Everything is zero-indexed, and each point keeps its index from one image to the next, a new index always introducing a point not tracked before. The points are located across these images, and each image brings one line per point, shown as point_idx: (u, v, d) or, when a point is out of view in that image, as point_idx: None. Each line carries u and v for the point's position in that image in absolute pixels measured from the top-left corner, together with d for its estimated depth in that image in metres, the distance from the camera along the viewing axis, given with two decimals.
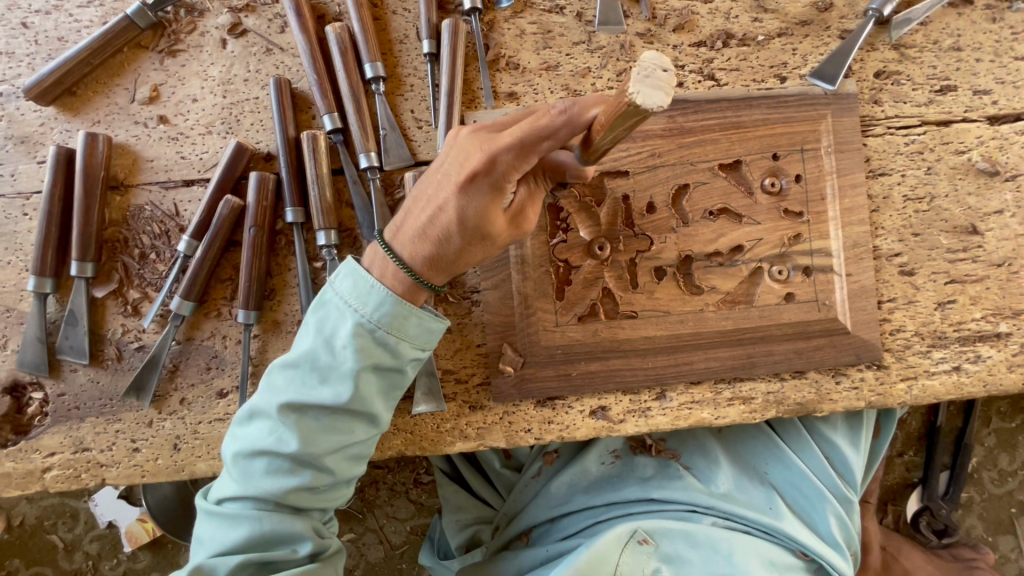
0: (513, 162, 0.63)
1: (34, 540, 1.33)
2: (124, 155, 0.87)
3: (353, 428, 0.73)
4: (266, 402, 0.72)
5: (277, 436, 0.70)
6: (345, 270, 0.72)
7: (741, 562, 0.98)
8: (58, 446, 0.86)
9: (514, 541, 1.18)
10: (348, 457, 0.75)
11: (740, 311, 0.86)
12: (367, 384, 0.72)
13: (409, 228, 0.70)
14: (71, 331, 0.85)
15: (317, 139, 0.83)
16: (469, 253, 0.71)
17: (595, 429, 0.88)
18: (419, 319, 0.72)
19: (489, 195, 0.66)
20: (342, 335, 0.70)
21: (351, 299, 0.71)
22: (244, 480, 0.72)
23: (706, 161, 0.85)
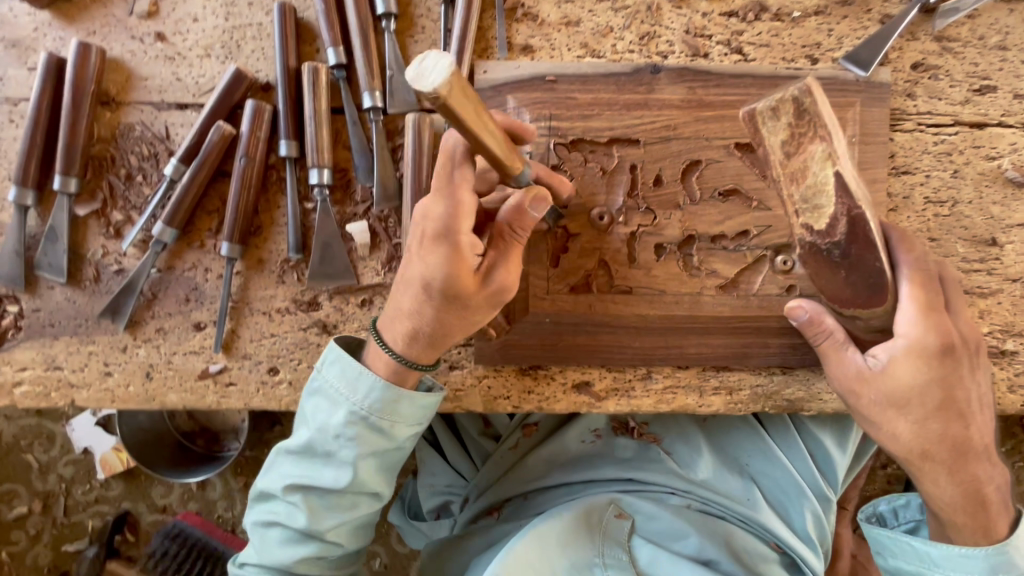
0: (457, 218, 0.65)
1: (10, 458, 1.33)
2: (116, 70, 0.83)
3: (357, 502, 0.77)
4: (274, 486, 0.78)
5: (289, 510, 0.76)
6: (336, 355, 0.76)
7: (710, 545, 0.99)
8: (30, 362, 0.84)
9: (482, 516, 1.17)
10: (353, 530, 0.79)
11: (739, 298, 0.82)
12: (364, 471, 0.75)
13: (393, 308, 0.75)
14: (50, 248, 0.82)
15: (318, 72, 0.79)
16: (444, 318, 0.71)
17: (576, 403, 0.86)
18: (410, 401, 0.75)
19: (447, 254, 0.66)
20: (334, 426, 0.74)
21: (343, 387, 0.74)
22: (263, 547, 0.78)
23: (722, 138, 0.81)
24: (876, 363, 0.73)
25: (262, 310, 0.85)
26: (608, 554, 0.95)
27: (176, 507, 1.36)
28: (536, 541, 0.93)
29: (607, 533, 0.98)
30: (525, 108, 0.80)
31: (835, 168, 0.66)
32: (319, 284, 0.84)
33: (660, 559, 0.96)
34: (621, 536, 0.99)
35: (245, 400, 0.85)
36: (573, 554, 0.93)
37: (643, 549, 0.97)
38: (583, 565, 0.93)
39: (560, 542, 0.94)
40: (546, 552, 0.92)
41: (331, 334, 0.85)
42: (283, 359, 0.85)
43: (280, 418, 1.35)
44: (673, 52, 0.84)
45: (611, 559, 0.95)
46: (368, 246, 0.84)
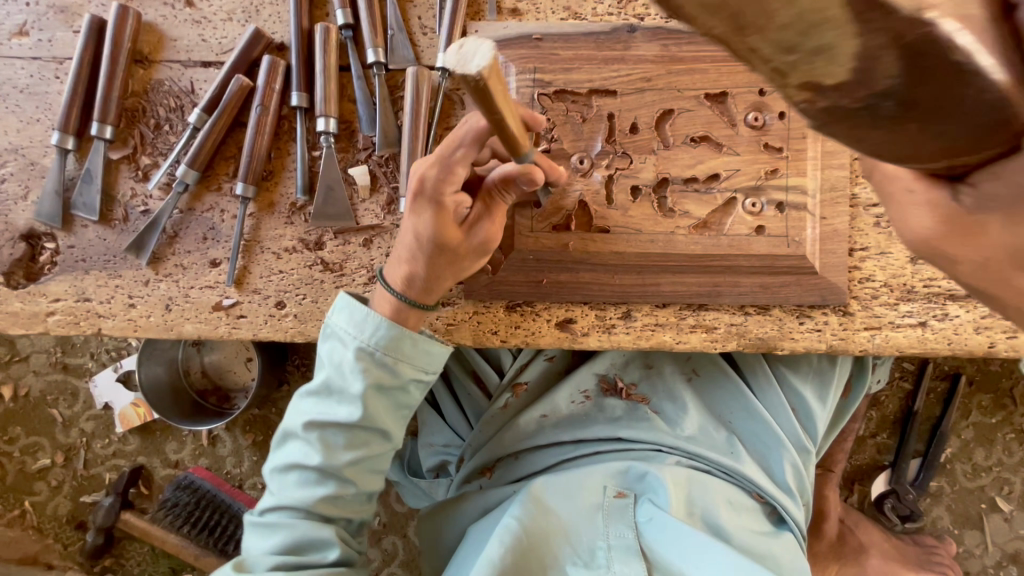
0: (441, 175, 0.72)
1: (37, 412, 1.42)
2: (150, 33, 0.93)
3: (369, 441, 0.82)
4: (293, 424, 0.82)
5: (304, 450, 0.80)
6: (346, 302, 0.82)
7: (703, 502, 1.00)
8: (63, 293, 0.93)
9: (476, 476, 1.18)
10: (365, 468, 0.83)
11: (709, 237, 0.88)
12: (374, 404, 0.80)
13: (392, 257, 0.82)
14: (85, 189, 0.92)
15: (329, 32, 0.89)
16: (438, 270, 0.78)
17: (559, 338, 0.92)
18: (417, 341, 0.80)
19: (432, 210, 0.74)
20: (347, 361, 0.79)
21: (354, 327, 0.80)
22: (281, 490, 0.82)
23: (693, 89, 0.88)
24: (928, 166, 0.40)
25: (272, 249, 0.93)
26: (611, 531, 0.96)
27: (188, 462, 1.43)
28: (535, 529, 0.94)
29: (609, 516, 0.98)
30: (513, 63, 0.88)
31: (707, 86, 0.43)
32: (322, 224, 0.92)
33: (663, 527, 0.96)
34: (625, 515, 0.98)
35: (254, 331, 0.92)
36: (575, 542, 0.95)
37: (648, 525, 0.97)
38: (586, 550, 0.94)
39: (559, 530, 0.95)
40: (546, 536, 0.94)
41: (333, 270, 0.92)
42: (289, 294, 0.92)
43: (286, 377, 1.41)
44: (650, 14, 0.92)
45: (616, 539, 0.95)
46: (368, 189, 0.92)
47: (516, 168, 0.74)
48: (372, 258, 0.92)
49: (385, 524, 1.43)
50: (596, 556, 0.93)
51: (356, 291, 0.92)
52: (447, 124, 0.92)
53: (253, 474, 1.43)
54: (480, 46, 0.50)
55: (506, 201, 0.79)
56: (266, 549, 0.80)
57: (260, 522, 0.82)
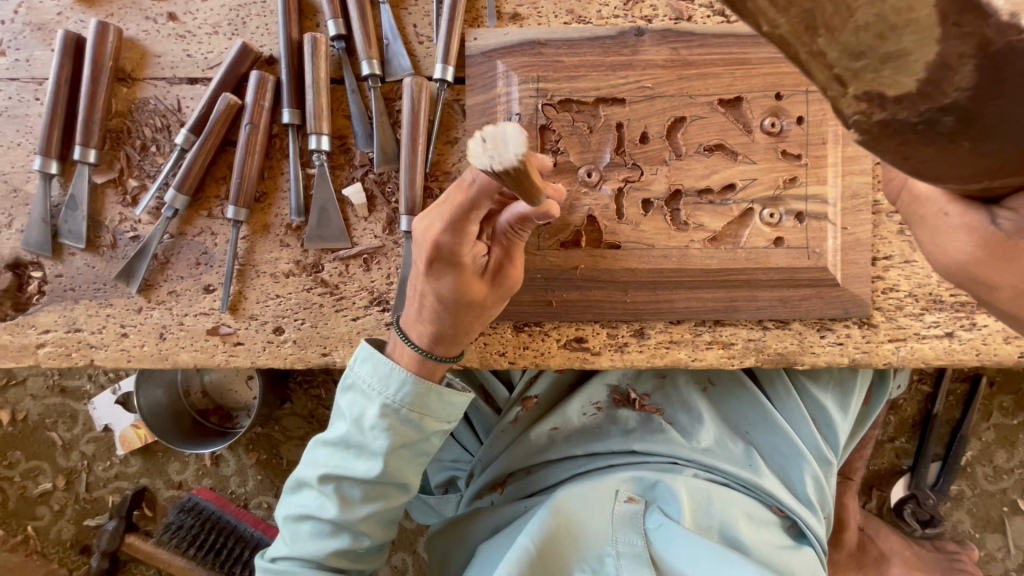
0: (453, 238, 0.67)
1: (36, 435, 1.39)
2: (132, 49, 0.89)
3: (387, 494, 0.79)
4: (309, 473, 0.78)
5: (319, 502, 0.77)
6: (365, 355, 0.78)
7: (719, 513, 0.97)
8: (52, 324, 0.89)
9: (487, 491, 1.14)
10: (381, 520, 0.80)
11: (725, 251, 0.84)
12: (396, 460, 0.76)
13: (411, 314, 0.77)
14: (71, 215, 0.88)
15: (318, 43, 0.83)
16: (465, 325, 0.75)
17: (570, 358, 0.88)
18: (441, 396, 0.76)
19: (453, 271, 0.70)
20: (369, 418, 0.75)
21: (376, 382, 0.75)
22: (293, 540, 0.79)
23: (705, 95, 0.83)
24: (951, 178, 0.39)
25: (268, 272, 0.89)
26: (621, 539, 0.92)
27: (192, 483, 1.40)
28: (548, 538, 0.89)
29: (619, 522, 0.94)
30: (514, 71, 0.83)
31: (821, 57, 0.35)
32: (318, 246, 0.88)
33: (674, 537, 0.92)
34: (635, 521, 0.94)
35: (252, 358, 0.89)
36: (583, 549, 0.91)
37: (658, 532, 0.93)
38: (595, 557, 0.90)
39: (569, 533, 0.91)
40: (556, 546, 0.89)
41: (333, 293, 0.88)
42: (288, 319, 0.88)
43: (289, 395, 1.38)
44: (658, 16, 0.87)
45: (624, 546, 0.91)
46: (365, 208, 0.88)
47: (531, 209, 0.66)
48: (372, 280, 0.88)
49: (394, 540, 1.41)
50: (605, 564, 0.89)
51: (357, 314, 0.88)
52: (447, 137, 0.88)
53: (258, 493, 1.40)
54: (506, 131, 0.50)
55: (523, 238, 0.72)
56: None
57: (271, 569, 0.79)
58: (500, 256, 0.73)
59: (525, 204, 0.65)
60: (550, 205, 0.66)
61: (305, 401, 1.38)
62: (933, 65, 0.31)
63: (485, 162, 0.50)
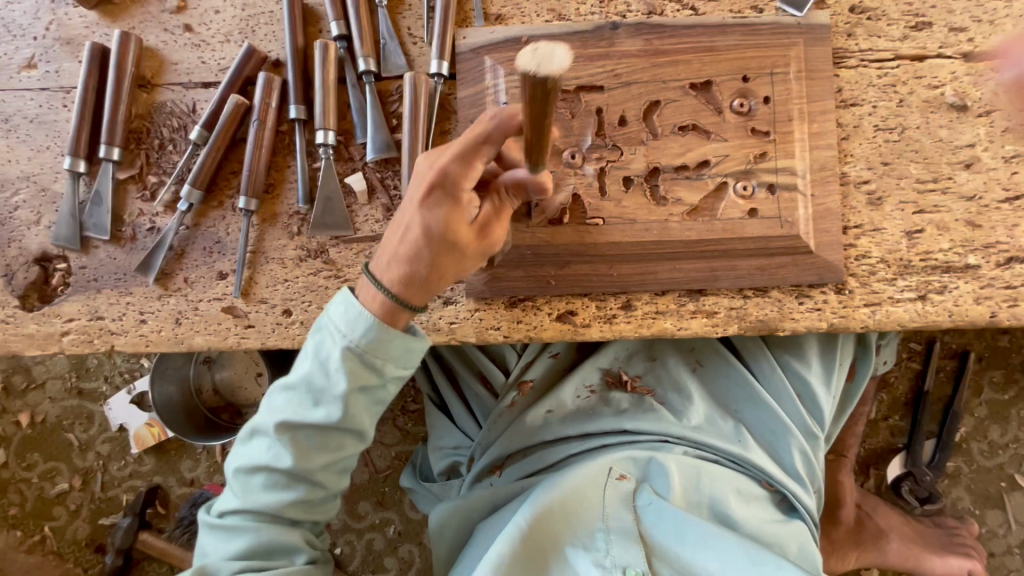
0: (462, 171, 0.74)
1: (54, 437, 1.44)
2: (151, 58, 0.97)
3: (342, 442, 0.82)
4: (266, 421, 0.80)
5: (274, 451, 0.80)
6: (339, 300, 0.80)
7: (709, 490, 1.01)
8: (76, 313, 0.95)
9: (486, 475, 1.17)
10: (335, 469, 0.84)
11: (703, 223, 0.90)
12: (354, 405, 0.79)
13: (386, 254, 0.79)
14: (95, 210, 0.95)
15: (327, 48, 0.92)
16: (441, 268, 0.78)
17: (561, 330, 0.93)
18: (403, 342, 0.79)
19: (448, 205, 0.75)
20: (333, 361, 0.77)
21: (341, 326, 0.78)
22: (245, 493, 0.82)
23: (677, 80, 0.90)
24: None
25: (276, 259, 0.95)
26: (611, 515, 0.97)
27: (203, 480, 1.44)
28: (545, 514, 0.94)
29: (609, 498, 0.98)
30: (501, 65, 0.91)
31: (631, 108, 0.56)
32: (321, 233, 0.94)
33: (663, 514, 0.96)
34: (627, 499, 0.99)
35: (262, 340, 0.94)
36: (578, 527, 0.95)
37: (647, 509, 0.98)
38: (587, 533, 0.95)
39: (564, 512, 0.95)
40: (552, 522, 0.94)
41: (338, 276, 0.94)
42: (295, 302, 0.94)
43: None
44: (631, 12, 0.95)
45: (614, 522, 0.96)
46: (366, 195, 0.95)
47: (529, 176, 0.77)
48: None
49: (400, 532, 1.43)
50: (595, 538, 0.94)
51: None
52: (441, 129, 0.96)
53: None
54: (555, 50, 0.53)
55: (510, 204, 0.81)
56: (229, 551, 0.82)
57: (222, 523, 0.83)
58: (490, 213, 0.80)
59: (525, 172, 0.77)
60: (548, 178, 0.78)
61: None
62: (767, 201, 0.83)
63: (533, 67, 0.52)
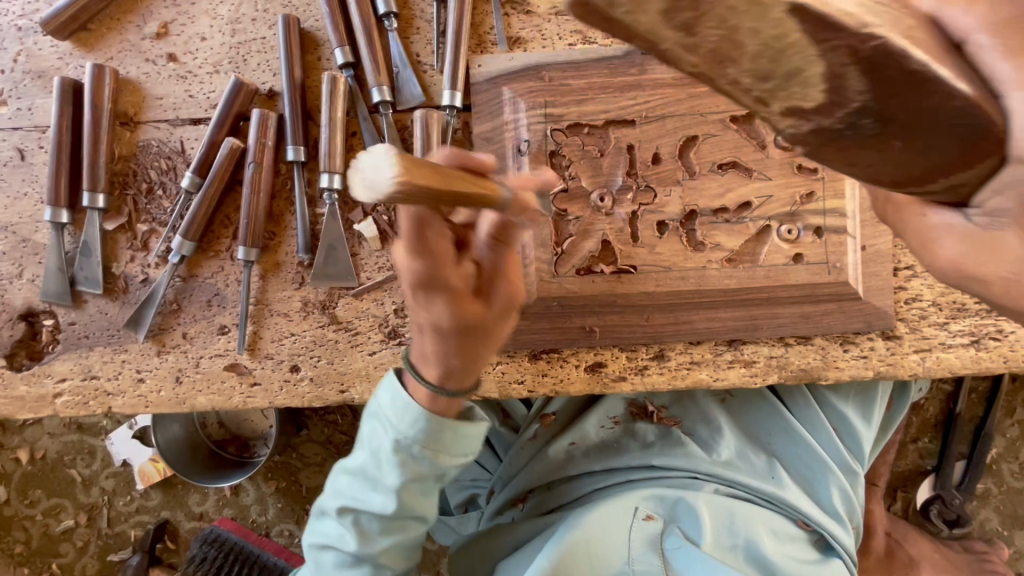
0: (431, 260, 0.63)
1: (56, 473, 1.40)
2: (131, 91, 0.88)
3: (404, 525, 0.79)
4: (331, 501, 0.80)
5: (340, 533, 0.78)
6: (385, 385, 0.77)
7: (743, 531, 0.96)
8: (68, 373, 0.89)
9: (508, 508, 1.14)
10: (402, 549, 0.81)
11: (744, 270, 0.83)
12: (411, 493, 0.76)
13: (416, 351, 0.76)
14: (85, 262, 0.87)
15: (336, 80, 0.83)
16: (468, 349, 0.72)
17: (590, 383, 0.87)
18: (455, 431, 0.75)
19: (440, 296, 0.66)
20: (385, 452, 0.75)
21: (389, 415, 0.74)
22: (317, 570, 0.80)
23: (717, 112, 0.82)
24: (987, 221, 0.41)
25: (281, 311, 0.88)
26: (637, 559, 0.91)
27: (212, 513, 1.40)
28: (569, 557, 0.87)
29: (637, 540, 0.93)
30: (521, 98, 0.82)
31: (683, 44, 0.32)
32: (324, 284, 0.87)
33: (693, 558, 0.90)
34: (655, 542, 0.93)
35: (270, 399, 0.88)
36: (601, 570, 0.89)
37: (676, 552, 0.91)
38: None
39: (590, 553, 0.89)
40: (577, 566, 0.88)
41: (348, 329, 0.87)
42: (304, 357, 0.88)
43: (304, 422, 1.37)
44: None
45: (641, 566, 0.90)
46: (376, 240, 0.87)
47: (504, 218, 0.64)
48: (386, 314, 0.87)
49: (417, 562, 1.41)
50: None
51: (373, 349, 0.87)
52: None
53: (279, 521, 1.39)
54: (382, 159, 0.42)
55: (512, 246, 0.69)
56: None
57: None
58: (492, 271, 0.71)
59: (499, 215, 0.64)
60: (528, 196, 0.62)
61: (321, 427, 1.37)
62: (839, 81, 0.32)
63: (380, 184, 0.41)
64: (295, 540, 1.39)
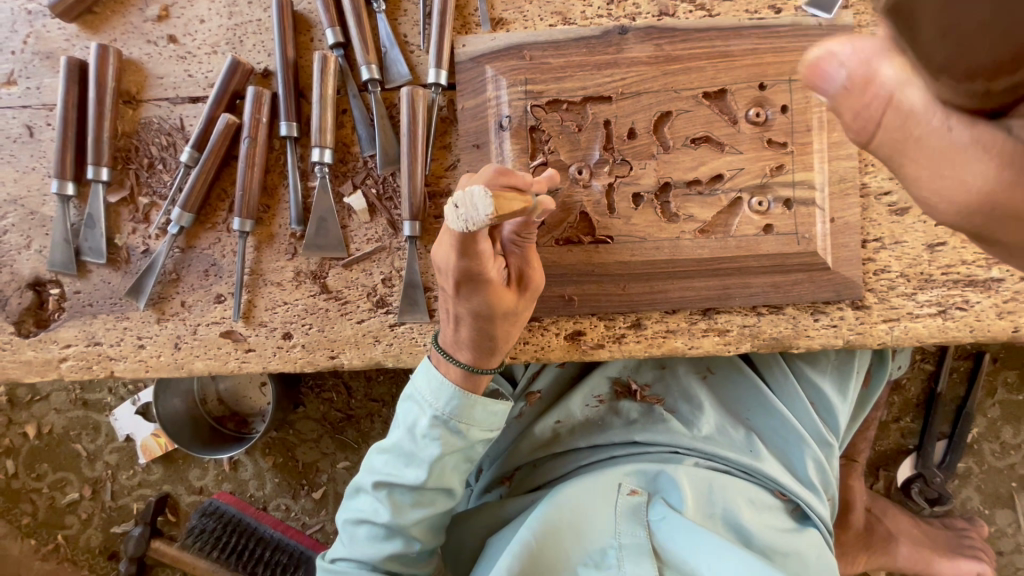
0: (478, 260, 0.69)
1: (62, 447, 1.44)
2: (134, 71, 0.93)
3: (435, 500, 0.83)
4: (366, 477, 0.83)
5: (374, 506, 0.82)
6: (421, 368, 0.83)
7: (723, 501, 0.98)
8: (73, 339, 0.93)
9: (496, 486, 1.17)
10: (431, 525, 0.84)
11: (716, 240, 0.86)
12: (443, 468, 0.81)
13: (447, 337, 0.81)
14: (89, 233, 0.92)
15: (326, 59, 0.87)
16: (505, 333, 0.78)
17: (570, 351, 0.91)
18: (485, 407, 0.80)
19: (482, 290, 0.72)
20: (422, 428, 0.80)
21: (427, 393, 0.80)
22: (351, 543, 0.84)
23: (690, 89, 0.86)
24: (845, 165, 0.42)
25: (274, 281, 0.92)
26: (624, 531, 0.94)
27: (212, 487, 1.44)
28: (551, 529, 0.91)
29: (622, 513, 0.96)
30: (503, 75, 0.86)
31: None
32: (314, 254, 0.91)
33: (676, 529, 0.93)
34: (638, 513, 0.96)
35: (264, 364, 0.92)
36: (586, 541, 0.92)
37: (661, 524, 0.95)
38: (598, 550, 0.92)
39: (573, 526, 0.92)
40: (561, 537, 0.91)
41: (338, 298, 0.92)
42: (296, 325, 0.92)
43: (301, 400, 1.42)
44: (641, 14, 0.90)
45: (627, 538, 0.93)
46: (366, 213, 0.91)
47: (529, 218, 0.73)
48: (375, 284, 0.91)
49: None
50: (606, 556, 0.91)
51: (361, 317, 0.91)
52: (443, 142, 0.92)
53: (276, 495, 1.44)
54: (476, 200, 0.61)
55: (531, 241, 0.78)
56: None
57: (332, 569, 0.84)
58: (520, 265, 0.78)
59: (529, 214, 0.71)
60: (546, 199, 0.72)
61: (317, 404, 1.42)
62: None
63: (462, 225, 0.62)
64: (292, 514, 1.43)
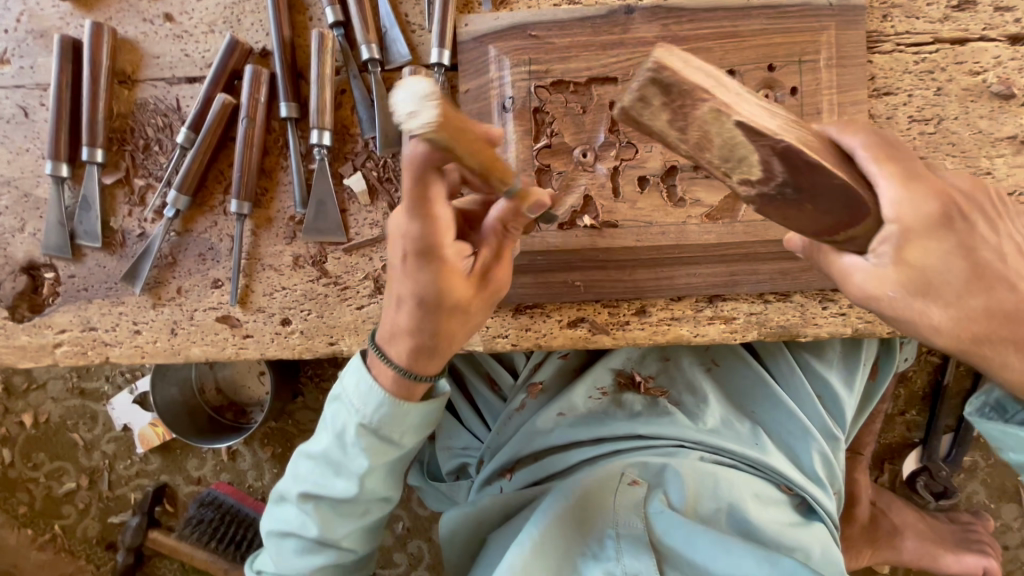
0: (433, 229, 0.65)
1: (59, 436, 1.43)
2: (129, 50, 0.91)
3: (368, 508, 0.81)
4: (292, 486, 0.82)
5: (301, 519, 0.80)
6: (351, 368, 0.78)
7: (728, 495, 0.96)
8: (68, 324, 0.92)
9: (496, 478, 1.12)
10: (364, 532, 0.83)
11: (723, 225, 0.85)
12: (372, 477, 0.78)
13: (387, 328, 0.75)
14: (84, 216, 0.90)
15: (324, 38, 0.85)
16: (446, 329, 0.72)
17: (573, 339, 0.89)
18: (418, 412, 0.77)
19: (434, 269, 0.68)
20: (348, 435, 0.76)
21: (354, 399, 0.76)
22: (279, 556, 0.83)
23: None
24: (880, 263, 0.54)
25: (273, 265, 0.91)
26: (623, 525, 0.92)
27: (210, 478, 1.43)
28: (557, 524, 0.91)
29: (619, 504, 0.94)
30: (506, 55, 0.84)
31: (732, 119, 0.46)
32: (315, 239, 0.90)
33: (673, 522, 0.92)
34: (638, 506, 0.94)
35: (262, 350, 0.91)
36: (586, 533, 0.92)
37: (659, 517, 0.93)
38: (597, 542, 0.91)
39: (574, 519, 0.92)
40: (564, 533, 0.90)
41: (338, 284, 0.90)
42: (294, 310, 0.90)
43: (300, 390, 1.40)
44: None
45: (625, 528, 0.92)
46: (366, 196, 0.89)
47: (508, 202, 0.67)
48: (375, 269, 0.89)
49: (409, 528, 1.43)
50: (604, 547, 0.91)
51: (361, 303, 0.90)
52: None
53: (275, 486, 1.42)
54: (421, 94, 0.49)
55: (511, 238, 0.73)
56: None
57: None
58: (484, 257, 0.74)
59: (504, 200, 0.67)
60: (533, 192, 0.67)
61: (316, 394, 1.40)
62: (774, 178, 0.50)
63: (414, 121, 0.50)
64: None
